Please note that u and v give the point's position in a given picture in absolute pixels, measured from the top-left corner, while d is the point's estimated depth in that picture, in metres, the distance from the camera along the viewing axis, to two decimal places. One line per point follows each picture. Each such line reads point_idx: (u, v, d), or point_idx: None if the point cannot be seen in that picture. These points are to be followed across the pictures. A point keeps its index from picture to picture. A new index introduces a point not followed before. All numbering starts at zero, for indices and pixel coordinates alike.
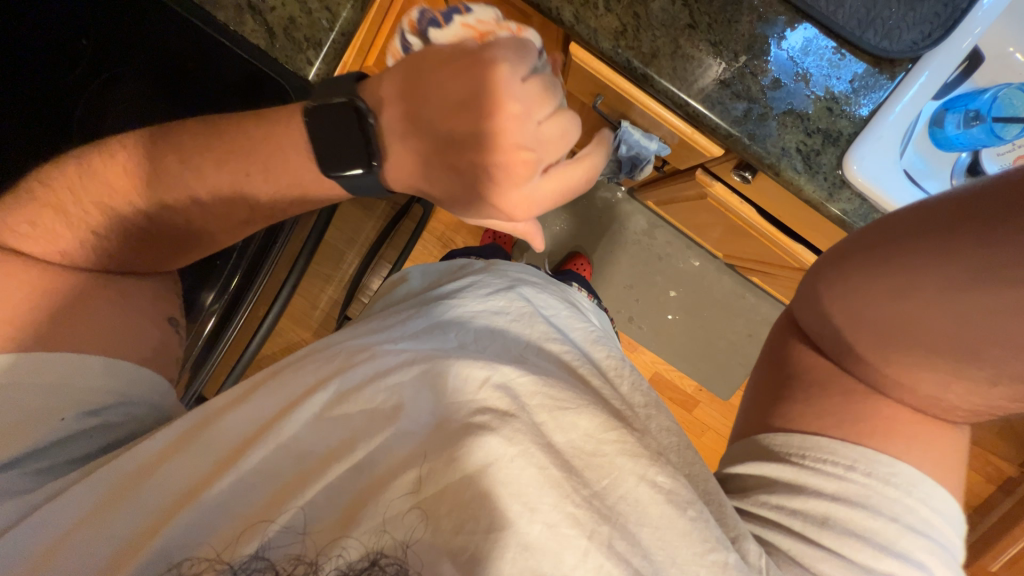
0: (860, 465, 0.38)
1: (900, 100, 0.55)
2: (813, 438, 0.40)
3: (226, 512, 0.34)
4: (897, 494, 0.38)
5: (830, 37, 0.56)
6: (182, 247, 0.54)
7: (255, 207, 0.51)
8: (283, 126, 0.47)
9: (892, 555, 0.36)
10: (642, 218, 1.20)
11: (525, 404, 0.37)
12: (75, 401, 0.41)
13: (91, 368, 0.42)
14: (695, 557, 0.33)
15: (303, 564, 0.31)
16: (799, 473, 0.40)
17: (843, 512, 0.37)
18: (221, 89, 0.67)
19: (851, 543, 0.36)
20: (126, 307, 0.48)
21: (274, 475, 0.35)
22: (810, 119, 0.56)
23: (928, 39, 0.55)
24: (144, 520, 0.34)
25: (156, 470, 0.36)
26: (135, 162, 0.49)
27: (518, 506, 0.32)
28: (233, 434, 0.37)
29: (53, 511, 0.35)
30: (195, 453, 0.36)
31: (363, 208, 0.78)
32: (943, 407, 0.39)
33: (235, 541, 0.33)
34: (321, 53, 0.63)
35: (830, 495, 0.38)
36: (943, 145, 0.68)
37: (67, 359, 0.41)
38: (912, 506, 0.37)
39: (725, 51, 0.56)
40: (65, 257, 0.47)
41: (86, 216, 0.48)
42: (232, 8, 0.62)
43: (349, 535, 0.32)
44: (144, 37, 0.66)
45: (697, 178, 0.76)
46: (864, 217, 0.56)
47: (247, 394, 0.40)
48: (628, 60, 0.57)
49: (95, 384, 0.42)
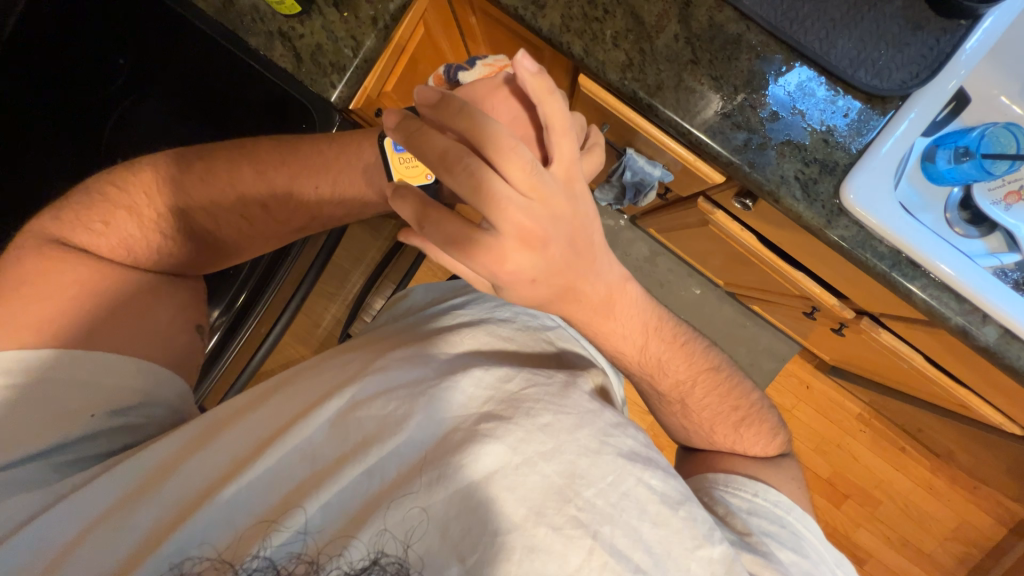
0: (761, 493, 0.49)
1: (891, 135, 0.58)
2: (732, 476, 0.51)
3: (234, 517, 0.34)
4: (787, 514, 0.48)
5: (823, 74, 0.59)
6: (214, 257, 0.56)
7: (316, 216, 0.56)
8: (344, 145, 0.54)
9: (793, 552, 0.45)
10: (644, 246, 1.22)
11: (537, 417, 0.36)
12: (105, 402, 0.42)
13: (120, 370, 0.43)
14: (686, 551, 0.36)
15: (302, 563, 0.32)
16: (724, 494, 0.49)
17: (758, 520, 0.46)
18: (246, 109, 0.71)
19: (768, 540, 0.44)
20: (146, 310, 0.49)
21: (285, 479, 0.35)
22: (807, 149, 0.59)
23: (916, 79, 0.58)
24: (160, 519, 0.34)
25: (170, 474, 0.36)
26: (200, 173, 0.53)
27: (524, 510, 0.33)
28: (247, 437, 0.38)
29: (77, 504, 0.36)
30: (214, 451, 0.37)
31: (371, 230, 0.77)
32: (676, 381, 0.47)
33: (240, 544, 0.33)
34: (344, 77, 0.67)
35: (747, 509, 0.47)
36: (935, 178, 0.71)
37: (104, 359, 0.43)
38: (797, 523, 0.48)
39: (725, 86, 0.60)
40: (130, 256, 0.50)
41: (150, 223, 0.51)
42: (263, 35, 0.66)
43: (355, 536, 0.33)
44: (176, 54, 0.70)
45: (698, 206, 0.78)
46: (862, 244, 0.58)
47: (266, 396, 0.41)
48: (634, 91, 0.60)
49: (122, 382, 0.43)
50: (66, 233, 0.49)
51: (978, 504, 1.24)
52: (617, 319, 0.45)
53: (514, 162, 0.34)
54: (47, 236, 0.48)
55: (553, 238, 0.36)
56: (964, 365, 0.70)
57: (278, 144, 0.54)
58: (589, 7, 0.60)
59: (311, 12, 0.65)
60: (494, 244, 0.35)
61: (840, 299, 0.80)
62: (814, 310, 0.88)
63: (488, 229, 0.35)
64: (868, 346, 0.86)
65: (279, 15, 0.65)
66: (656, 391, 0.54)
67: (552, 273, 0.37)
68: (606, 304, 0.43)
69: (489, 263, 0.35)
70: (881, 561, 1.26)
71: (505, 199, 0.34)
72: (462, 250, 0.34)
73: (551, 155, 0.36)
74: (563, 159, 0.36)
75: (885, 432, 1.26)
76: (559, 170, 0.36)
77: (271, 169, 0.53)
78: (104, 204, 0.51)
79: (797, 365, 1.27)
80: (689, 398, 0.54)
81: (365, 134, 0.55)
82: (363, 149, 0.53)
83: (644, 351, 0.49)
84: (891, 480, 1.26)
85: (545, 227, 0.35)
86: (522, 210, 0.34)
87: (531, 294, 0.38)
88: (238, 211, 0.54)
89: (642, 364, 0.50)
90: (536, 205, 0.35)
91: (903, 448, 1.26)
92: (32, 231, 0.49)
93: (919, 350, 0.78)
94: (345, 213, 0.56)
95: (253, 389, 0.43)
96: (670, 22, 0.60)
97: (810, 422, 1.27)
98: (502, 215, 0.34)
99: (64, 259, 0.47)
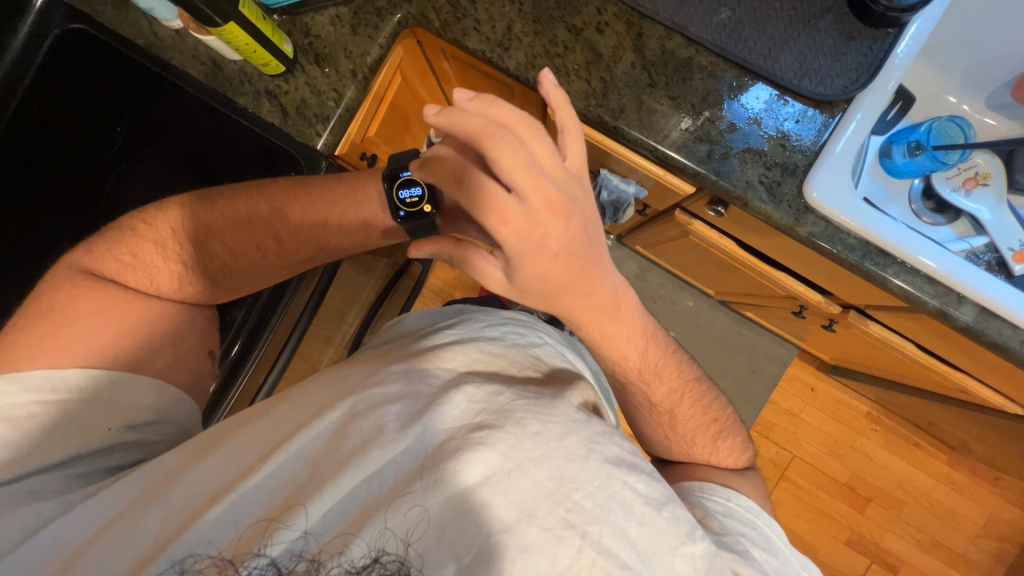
0: (732, 499, 0.49)
1: (843, 134, 0.62)
2: (704, 484, 0.51)
3: (234, 517, 0.34)
4: (758, 518, 0.48)
5: (773, 86, 0.64)
6: (222, 292, 0.59)
7: (325, 247, 0.58)
8: (337, 186, 0.57)
9: (767, 552, 0.44)
10: (633, 263, 1.25)
11: (528, 425, 0.37)
12: (123, 416, 0.46)
13: (136, 389, 0.47)
14: (671, 548, 0.36)
15: (304, 561, 0.33)
16: (702, 496, 0.49)
17: (733, 522, 0.46)
18: (234, 159, 0.74)
19: (744, 542, 0.44)
20: (153, 342, 0.52)
21: (285, 484, 0.36)
22: (767, 155, 0.63)
23: (856, 83, 0.63)
24: (167, 523, 0.35)
25: (177, 480, 0.37)
26: (223, 209, 0.56)
27: (516, 512, 0.33)
28: (251, 445, 0.38)
29: (91, 509, 0.38)
30: (218, 459, 0.38)
31: (363, 269, 0.79)
32: (647, 373, 0.52)
33: (241, 544, 0.33)
34: (329, 126, 0.70)
35: (723, 511, 0.47)
36: (896, 172, 0.75)
37: (123, 380, 0.47)
38: (767, 527, 0.48)
39: (683, 104, 0.64)
40: (153, 285, 0.54)
41: (174, 254, 0.55)
42: (251, 95, 0.71)
43: (356, 534, 0.33)
44: (168, 118, 0.74)
45: (677, 218, 0.82)
46: (831, 238, 0.61)
47: (268, 407, 0.42)
48: (598, 116, 0.64)
49: (140, 402, 0.47)
50: (95, 264, 0.53)
51: (1001, 495, 1.21)
52: (622, 322, 0.47)
53: (540, 139, 0.37)
54: (77, 266, 0.53)
55: (573, 211, 0.38)
56: (951, 347, 0.72)
57: (294, 182, 0.58)
58: (550, 44, 0.65)
59: (295, 71, 0.70)
60: (521, 210, 0.37)
61: (824, 295, 0.82)
62: (803, 309, 0.90)
63: (515, 198, 0.37)
64: (858, 338, 0.87)
65: (266, 75, 0.70)
66: (650, 401, 0.54)
67: (572, 250, 0.39)
68: (613, 308, 0.45)
69: (519, 227, 0.37)
70: (916, 567, 1.22)
71: (532, 168, 0.36)
72: (491, 212, 0.36)
73: (567, 153, 0.40)
74: (575, 155, 0.40)
75: (896, 428, 1.24)
76: (574, 164, 0.40)
77: (281, 201, 0.56)
78: (132, 238, 0.54)
79: (800, 368, 1.26)
80: (678, 409, 0.55)
81: (368, 173, 0.58)
82: (370, 186, 0.56)
83: (644, 357, 0.51)
84: (908, 477, 1.23)
85: (565, 199, 0.38)
86: (548, 183, 0.37)
87: (549, 272, 0.39)
88: (254, 249, 0.57)
89: (641, 371, 0.52)
90: (556, 181, 0.38)
91: (918, 443, 1.24)
92: (53, 273, 0.52)
93: (910, 339, 0.79)
94: (349, 244, 0.58)
95: (259, 402, 0.44)
96: (625, 52, 0.65)
97: (821, 425, 1.25)
98: (531, 184, 0.36)
99: (84, 292, 0.50)
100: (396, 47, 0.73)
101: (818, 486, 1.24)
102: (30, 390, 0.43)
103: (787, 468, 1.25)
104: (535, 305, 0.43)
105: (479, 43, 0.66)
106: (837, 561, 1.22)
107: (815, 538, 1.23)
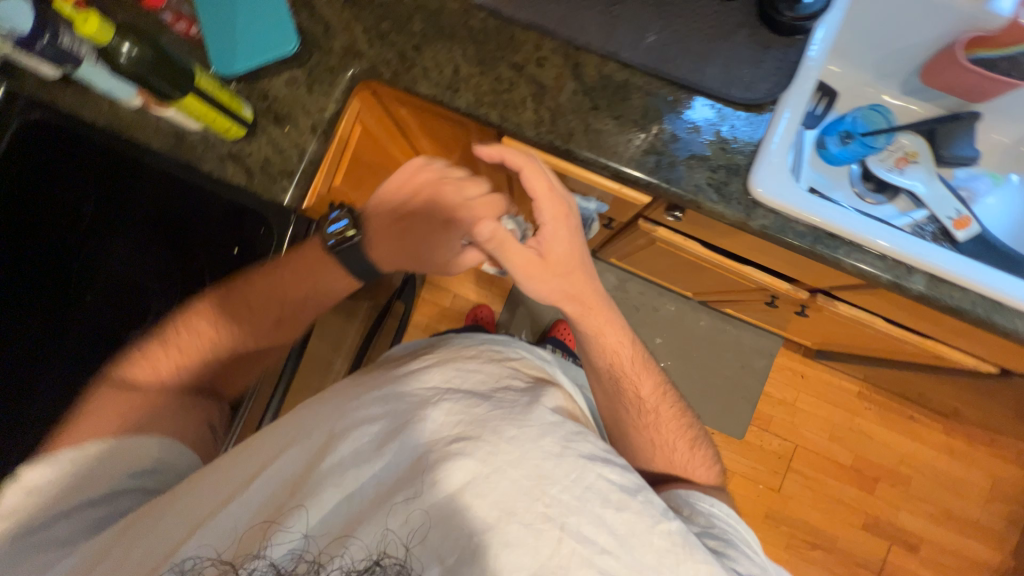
0: (716, 505, 0.53)
1: (777, 130, 0.66)
2: (690, 490, 0.56)
3: (241, 523, 0.39)
4: (738, 523, 0.52)
5: (706, 96, 0.69)
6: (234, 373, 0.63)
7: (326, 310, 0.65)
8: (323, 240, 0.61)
9: (744, 554, 0.49)
10: (611, 276, 1.28)
11: (503, 434, 0.41)
12: (137, 467, 0.52)
13: (149, 446, 0.53)
14: (648, 528, 0.40)
15: (304, 562, 0.37)
16: (688, 499, 0.54)
17: (715, 524, 0.51)
18: (206, 223, 0.75)
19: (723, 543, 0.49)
20: (165, 412, 0.56)
21: (283, 496, 0.40)
22: (710, 159, 0.67)
23: (779, 85, 0.68)
24: (177, 532, 0.40)
25: (185, 493, 0.42)
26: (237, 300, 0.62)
27: (496, 512, 0.37)
28: (251, 463, 0.43)
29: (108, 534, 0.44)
30: (222, 477, 0.42)
31: (344, 316, 0.78)
32: (632, 369, 0.61)
33: (240, 546, 0.38)
34: (294, 179, 0.72)
35: (707, 514, 0.52)
36: (833, 160, 0.81)
37: (135, 441, 0.52)
38: (745, 534, 0.52)
39: (627, 122, 0.68)
40: (176, 382, 0.59)
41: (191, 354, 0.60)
42: (216, 160, 0.73)
43: (352, 537, 0.37)
44: (137, 192, 0.75)
45: (641, 227, 0.85)
46: (782, 228, 0.65)
47: (266, 430, 0.46)
48: (550, 141, 0.68)
49: (151, 454, 0.53)
50: (120, 375, 0.57)
51: (1000, 455, 1.23)
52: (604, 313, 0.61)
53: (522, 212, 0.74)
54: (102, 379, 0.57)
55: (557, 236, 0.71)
56: (916, 317, 0.75)
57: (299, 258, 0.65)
58: (495, 82, 0.70)
59: (256, 132, 0.73)
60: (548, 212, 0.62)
61: (791, 282, 0.85)
62: (775, 299, 0.93)
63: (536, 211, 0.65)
64: (833, 320, 0.90)
65: (227, 140, 0.73)
66: (640, 396, 0.60)
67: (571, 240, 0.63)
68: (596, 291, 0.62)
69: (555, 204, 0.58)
70: (933, 542, 1.21)
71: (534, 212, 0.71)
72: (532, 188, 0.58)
73: None
74: None
75: (888, 404, 1.26)
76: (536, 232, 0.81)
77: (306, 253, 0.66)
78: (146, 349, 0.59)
79: (787, 357, 1.28)
80: (662, 407, 0.61)
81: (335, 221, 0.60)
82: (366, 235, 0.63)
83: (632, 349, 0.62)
84: (909, 451, 1.25)
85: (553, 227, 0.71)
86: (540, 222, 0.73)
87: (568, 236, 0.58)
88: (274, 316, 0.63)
89: (631, 363, 0.61)
90: None
91: (911, 416, 1.26)
92: None
93: (878, 315, 0.82)
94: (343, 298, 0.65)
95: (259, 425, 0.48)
96: (566, 81, 0.70)
97: (816, 410, 1.27)
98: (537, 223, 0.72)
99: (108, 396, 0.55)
100: (352, 99, 0.76)
101: (825, 473, 1.24)
102: (56, 462, 0.49)
103: (792, 458, 1.25)
104: (558, 271, 0.57)
105: (429, 88, 0.70)
106: (857, 548, 1.21)
107: (832, 527, 1.22)
